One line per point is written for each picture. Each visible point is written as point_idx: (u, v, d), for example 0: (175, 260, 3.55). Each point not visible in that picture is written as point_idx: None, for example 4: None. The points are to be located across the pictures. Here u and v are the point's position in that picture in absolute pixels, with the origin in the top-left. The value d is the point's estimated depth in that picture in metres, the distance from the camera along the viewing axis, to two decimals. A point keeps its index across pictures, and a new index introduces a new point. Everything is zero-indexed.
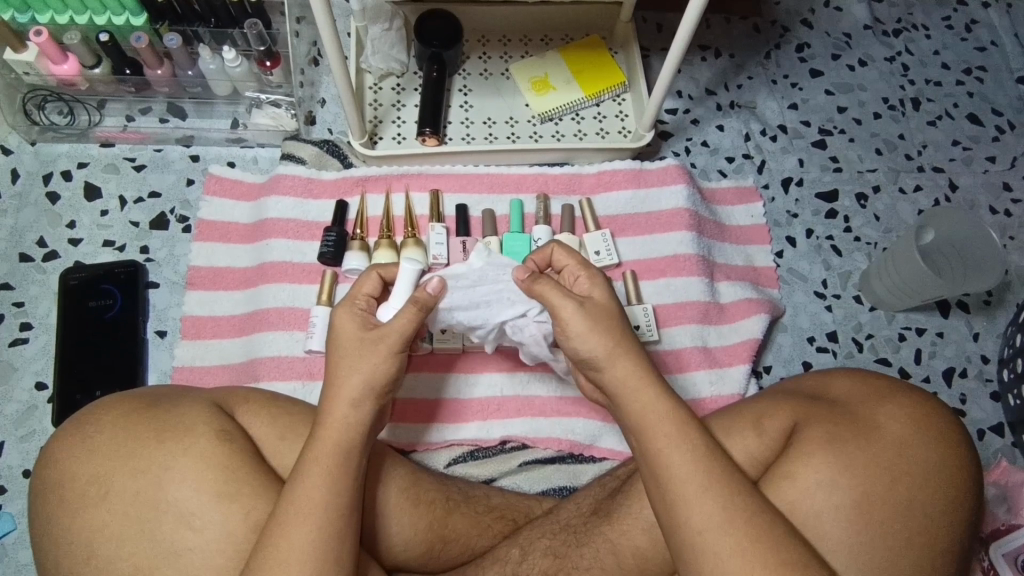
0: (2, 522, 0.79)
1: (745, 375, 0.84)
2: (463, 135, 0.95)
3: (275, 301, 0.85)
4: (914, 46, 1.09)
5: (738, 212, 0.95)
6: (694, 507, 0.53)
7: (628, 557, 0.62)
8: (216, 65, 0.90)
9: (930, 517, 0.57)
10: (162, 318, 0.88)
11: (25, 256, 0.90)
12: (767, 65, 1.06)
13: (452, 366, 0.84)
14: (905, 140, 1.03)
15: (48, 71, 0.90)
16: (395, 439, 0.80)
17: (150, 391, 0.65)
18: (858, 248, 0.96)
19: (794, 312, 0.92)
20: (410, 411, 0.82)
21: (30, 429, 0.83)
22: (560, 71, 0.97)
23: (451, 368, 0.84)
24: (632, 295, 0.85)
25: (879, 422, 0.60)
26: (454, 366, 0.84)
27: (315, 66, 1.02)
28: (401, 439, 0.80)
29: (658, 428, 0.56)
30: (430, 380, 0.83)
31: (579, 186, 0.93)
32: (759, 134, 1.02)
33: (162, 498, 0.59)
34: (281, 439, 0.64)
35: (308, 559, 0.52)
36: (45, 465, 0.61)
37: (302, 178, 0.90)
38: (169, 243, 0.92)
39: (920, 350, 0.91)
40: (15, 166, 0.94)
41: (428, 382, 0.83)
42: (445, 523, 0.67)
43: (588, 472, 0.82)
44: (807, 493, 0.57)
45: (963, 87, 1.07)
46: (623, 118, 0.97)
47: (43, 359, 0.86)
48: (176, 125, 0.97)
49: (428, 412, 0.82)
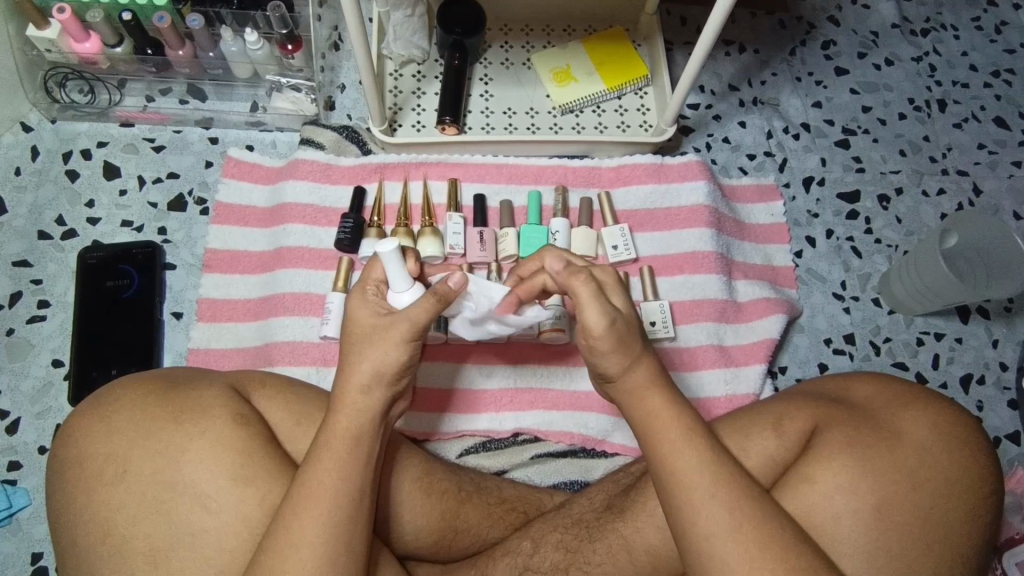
0: (17, 497, 0.80)
1: (760, 375, 0.84)
2: (483, 125, 0.94)
3: (291, 286, 0.85)
4: (941, 46, 1.07)
5: (758, 210, 0.94)
6: (708, 506, 0.52)
7: (641, 554, 0.61)
8: (238, 48, 0.90)
9: (949, 525, 0.56)
10: (179, 300, 0.89)
11: (44, 234, 0.90)
12: (792, 61, 1.05)
13: (465, 357, 0.83)
14: (930, 142, 1.01)
15: (70, 48, 0.89)
16: (408, 428, 0.80)
17: (168, 372, 0.65)
18: (879, 251, 0.95)
19: (811, 313, 0.92)
20: (431, 399, 0.81)
21: (46, 405, 0.83)
22: (583, 63, 0.96)
23: (464, 359, 0.83)
24: (649, 292, 0.85)
25: (901, 429, 0.60)
26: (469, 356, 0.83)
27: (336, 51, 1.02)
28: (414, 427, 0.80)
29: (673, 427, 0.55)
30: (444, 369, 0.83)
31: (599, 179, 0.92)
32: (782, 131, 1.01)
33: (179, 480, 0.59)
34: (296, 424, 0.64)
35: (324, 547, 0.53)
36: (63, 443, 0.61)
37: (320, 163, 0.90)
38: (187, 224, 0.92)
39: (938, 355, 0.90)
40: (34, 143, 0.94)
41: (440, 373, 0.82)
42: (458, 513, 0.68)
43: (600, 467, 0.82)
44: (824, 496, 0.57)
45: (990, 90, 1.05)
46: (645, 111, 0.96)
47: (59, 336, 0.86)
48: (195, 107, 0.97)
49: (453, 401, 0.82)
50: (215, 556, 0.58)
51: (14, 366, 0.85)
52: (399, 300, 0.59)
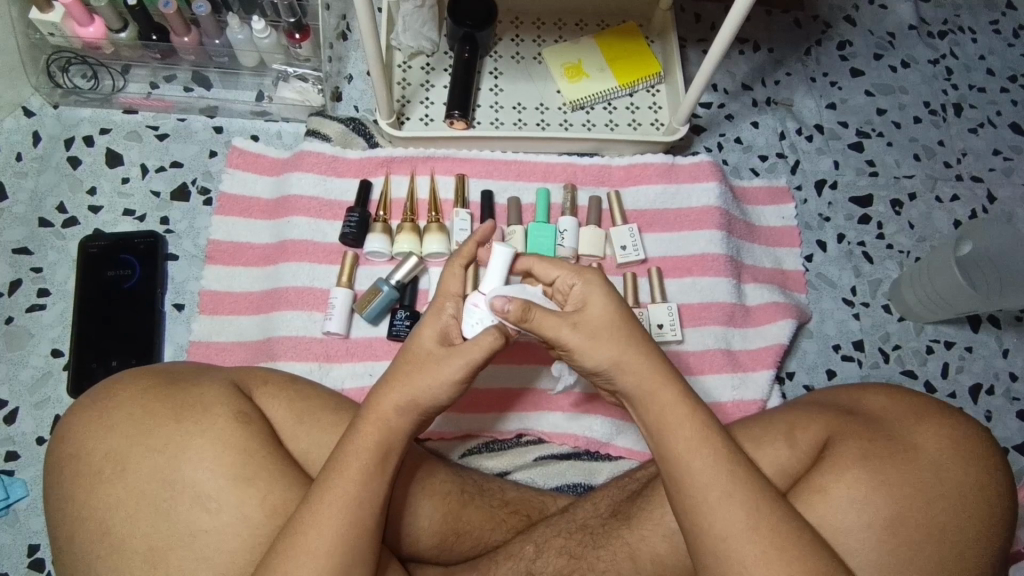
0: (14, 488, 0.79)
1: (768, 381, 0.83)
2: (492, 119, 0.93)
3: (294, 281, 0.84)
4: (959, 48, 1.06)
5: (769, 213, 0.93)
6: (719, 511, 0.51)
7: (646, 563, 0.61)
8: (245, 36, 0.88)
9: (961, 540, 0.55)
10: (181, 291, 0.87)
11: (45, 222, 0.89)
12: (807, 61, 1.03)
13: (519, 358, 0.83)
14: (944, 147, 1.00)
15: (73, 33, 0.88)
16: (441, 430, 0.79)
17: (172, 367, 0.65)
18: (890, 257, 0.94)
19: (820, 319, 0.91)
20: (469, 401, 0.81)
21: (45, 396, 0.82)
22: (595, 58, 0.94)
23: (520, 360, 0.83)
24: (631, 295, 0.83)
25: (915, 442, 0.59)
26: (522, 358, 0.83)
27: (343, 40, 1.00)
28: (447, 429, 0.79)
29: (680, 435, 0.54)
30: (500, 372, 0.82)
31: (608, 178, 0.91)
32: (795, 133, 0.99)
33: (179, 478, 0.58)
34: (299, 423, 0.64)
35: (331, 549, 0.52)
36: (62, 437, 0.60)
37: (327, 155, 0.89)
38: (190, 215, 0.90)
39: (947, 364, 0.89)
40: (36, 128, 0.93)
41: (496, 374, 0.82)
42: (459, 516, 0.67)
43: (603, 471, 0.81)
44: (836, 509, 0.56)
45: (1007, 95, 1.03)
46: (656, 109, 0.94)
47: (59, 326, 0.85)
48: (200, 95, 0.95)
49: (483, 402, 0.81)
50: (215, 557, 0.57)
51: (13, 355, 0.84)
52: (473, 310, 0.58)
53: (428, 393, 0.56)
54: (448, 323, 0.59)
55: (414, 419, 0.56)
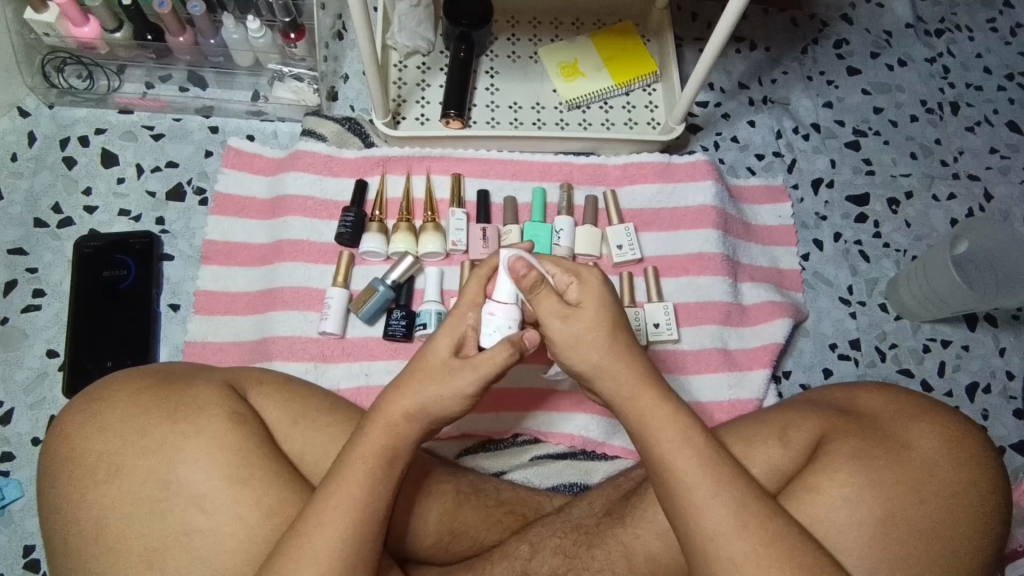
0: (10, 489, 0.79)
1: (765, 381, 0.83)
2: (488, 119, 0.93)
3: (290, 281, 0.84)
4: (956, 47, 1.06)
5: (766, 211, 0.93)
6: (712, 510, 0.51)
7: (641, 562, 0.61)
8: (240, 35, 0.88)
9: (956, 540, 0.55)
10: (176, 291, 0.87)
11: (40, 222, 0.89)
12: (803, 60, 1.03)
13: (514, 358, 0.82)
14: (941, 145, 1.00)
15: (68, 32, 0.87)
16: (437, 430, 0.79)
17: (166, 367, 0.64)
18: (887, 255, 0.94)
19: (817, 318, 0.90)
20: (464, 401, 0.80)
21: (40, 396, 0.82)
22: (591, 57, 0.94)
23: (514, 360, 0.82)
24: (627, 294, 0.83)
25: (910, 441, 0.58)
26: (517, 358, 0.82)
27: (340, 40, 1.00)
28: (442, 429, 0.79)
29: (673, 434, 0.54)
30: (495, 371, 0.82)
31: (604, 177, 0.91)
32: (791, 132, 0.99)
33: (172, 479, 0.58)
34: (293, 424, 0.64)
35: (324, 548, 0.51)
36: (56, 437, 0.60)
37: (322, 155, 0.88)
38: (186, 216, 0.90)
39: (944, 363, 0.89)
40: (31, 128, 0.92)
41: None
42: (455, 516, 0.67)
43: (600, 470, 0.81)
44: (831, 508, 0.56)
45: (1004, 93, 1.03)
46: (653, 108, 0.94)
47: (54, 327, 0.85)
48: (195, 95, 0.95)
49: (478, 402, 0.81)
50: (208, 558, 0.57)
51: (9, 355, 0.84)
52: (491, 319, 0.56)
53: (422, 393, 0.56)
54: (466, 332, 0.58)
55: (407, 418, 0.56)
